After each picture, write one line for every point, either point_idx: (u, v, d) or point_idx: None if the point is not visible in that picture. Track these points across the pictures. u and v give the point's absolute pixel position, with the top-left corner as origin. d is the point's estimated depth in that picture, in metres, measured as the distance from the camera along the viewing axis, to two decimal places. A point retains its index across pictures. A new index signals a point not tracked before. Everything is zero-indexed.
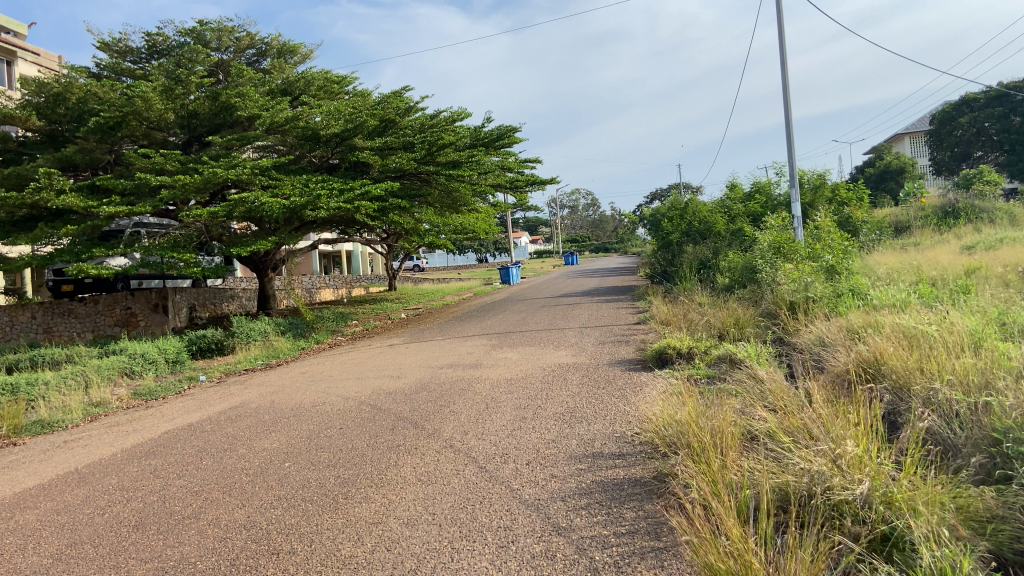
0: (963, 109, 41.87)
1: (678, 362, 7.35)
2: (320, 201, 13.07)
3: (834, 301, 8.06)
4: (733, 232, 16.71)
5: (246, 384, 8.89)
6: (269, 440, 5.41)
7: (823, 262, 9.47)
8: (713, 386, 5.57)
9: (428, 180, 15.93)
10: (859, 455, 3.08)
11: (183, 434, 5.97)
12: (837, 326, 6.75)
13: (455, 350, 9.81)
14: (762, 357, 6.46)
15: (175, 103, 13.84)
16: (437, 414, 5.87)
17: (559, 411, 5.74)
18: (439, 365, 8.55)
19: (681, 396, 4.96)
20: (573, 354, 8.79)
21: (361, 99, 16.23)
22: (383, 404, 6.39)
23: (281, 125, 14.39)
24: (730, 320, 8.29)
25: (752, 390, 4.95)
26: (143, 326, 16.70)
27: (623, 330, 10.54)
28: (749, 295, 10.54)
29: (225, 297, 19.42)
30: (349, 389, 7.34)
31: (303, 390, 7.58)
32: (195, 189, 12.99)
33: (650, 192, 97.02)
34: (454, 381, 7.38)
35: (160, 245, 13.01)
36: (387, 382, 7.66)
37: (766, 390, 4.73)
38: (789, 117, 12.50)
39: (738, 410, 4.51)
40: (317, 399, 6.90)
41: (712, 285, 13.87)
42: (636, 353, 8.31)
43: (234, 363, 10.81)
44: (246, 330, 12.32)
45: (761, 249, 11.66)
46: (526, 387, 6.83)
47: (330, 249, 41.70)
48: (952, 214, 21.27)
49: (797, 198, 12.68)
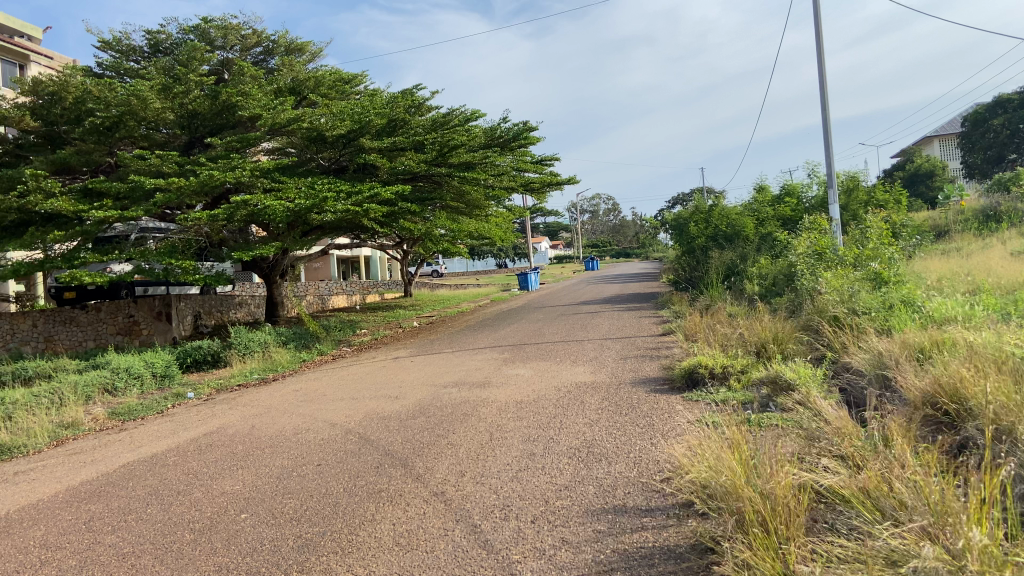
0: (997, 109, 40.56)
1: (712, 384, 6.48)
2: (326, 204, 12.25)
3: (885, 313, 7.16)
4: (763, 236, 15.79)
5: (233, 403, 8.11)
6: (233, 480, 4.63)
7: (871, 269, 8.56)
8: (764, 424, 4.69)
9: (441, 182, 15.16)
10: (984, 544, 2.28)
11: (141, 470, 5.21)
12: (895, 346, 5.86)
13: (463, 365, 8.98)
14: (817, 387, 5.54)
15: (174, 102, 13.18)
16: (432, 448, 5.06)
17: (574, 445, 4.90)
18: (443, 383, 7.72)
19: (724, 437, 4.10)
20: (591, 371, 7.94)
21: (371, 97, 15.49)
22: (373, 433, 5.58)
23: (283, 125, 13.48)
24: (768, 334, 7.40)
25: (809, 430, 4.11)
26: (146, 334, 16.34)
27: (648, 343, 9.67)
28: (786, 305, 9.63)
29: (233, 304, 18.79)
30: (340, 412, 6.53)
31: (290, 413, 6.78)
32: (192, 192, 12.18)
33: (672, 197, 95.86)
34: (457, 404, 6.55)
35: (158, 251, 12.20)
36: (384, 404, 6.85)
37: (830, 430, 3.88)
38: (827, 113, 11.59)
39: (798, 457, 3.66)
40: (301, 426, 6.09)
41: (741, 294, 12.96)
42: (663, 372, 7.42)
43: (228, 377, 10.08)
44: (245, 340, 11.58)
45: (798, 256, 10.75)
46: (537, 412, 5.99)
47: (347, 254, 41.13)
48: (994, 217, 20.21)
49: (836, 199, 11.74)
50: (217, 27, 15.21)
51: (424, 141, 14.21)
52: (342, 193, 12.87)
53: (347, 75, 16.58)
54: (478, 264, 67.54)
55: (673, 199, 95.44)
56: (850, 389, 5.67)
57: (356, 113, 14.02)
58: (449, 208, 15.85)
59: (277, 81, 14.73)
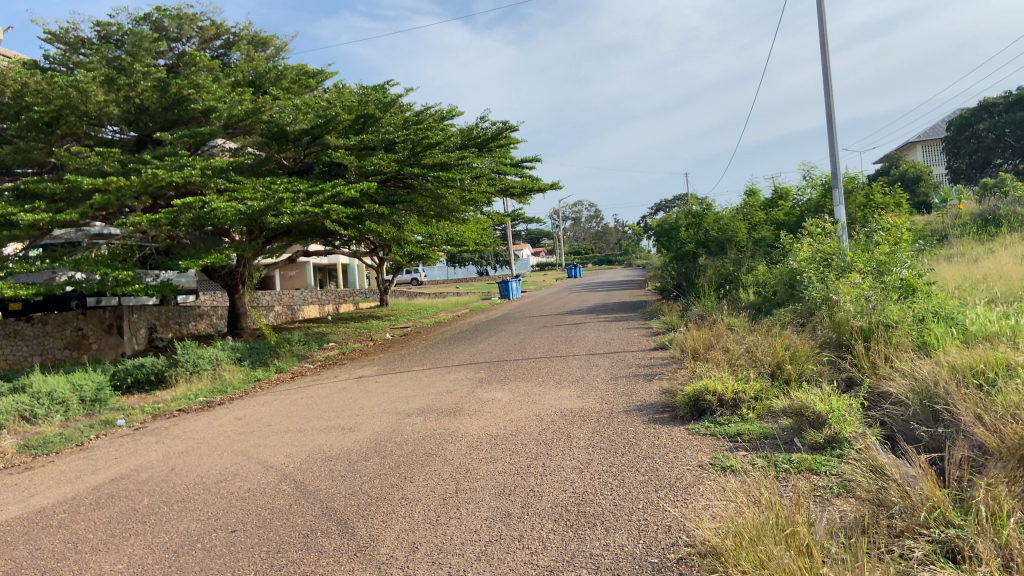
0: (983, 114, 39.89)
1: (722, 416, 5.49)
2: (284, 205, 11.11)
3: (916, 328, 6.21)
4: (756, 241, 14.86)
5: (164, 434, 7.00)
6: (116, 555, 3.58)
7: (889, 277, 7.64)
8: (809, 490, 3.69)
9: (414, 185, 14.10)
10: None
11: (13, 536, 4.12)
12: (941, 369, 4.90)
13: (433, 387, 7.88)
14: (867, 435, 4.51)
15: (119, 95, 12.02)
16: (382, 503, 4.02)
17: (562, 501, 3.87)
18: (407, 411, 6.64)
19: (769, 508, 3.08)
20: (579, 394, 6.93)
21: (338, 91, 14.43)
22: (311, 482, 4.52)
23: (241, 119, 12.55)
24: (783, 352, 6.40)
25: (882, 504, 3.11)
26: (95, 349, 15.15)
27: (641, 360, 8.68)
28: (793, 317, 8.65)
29: (193, 315, 17.66)
30: (279, 451, 5.44)
31: (221, 450, 5.70)
32: (135, 194, 11.00)
33: (654, 205, 95.09)
34: (420, 439, 5.48)
35: (95, 260, 10.85)
36: (335, 437, 5.79)
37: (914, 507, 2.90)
38: (832, 106, 10.68)
39: (878, 549, 2.67)
40: (228, 470, 5.02)
41: (737, 303, 12.01)
42: (661, 397, 6.39)
43: (169, 401, 8.99)
44: (193, 357, 10.45)
45: (802, 262, 9.78)
46: (515, 451, 4.96)
47: (323, 261, 39.78)
48: (992, 223, 19.46)
49: (841, 200, 10.81)
50: (173, 17, 14.01)
51: (394, 140, 13.22)
52: (301, 193, 11.72)
53: (315, 71, 15.44)
54: (458, 271, 66.36)
55: (655, 206, 94.78)
56: (898, 432, 4.68)
57: (321, 108, 12.98)
58: (422, 212, 14.80)
59: (237, 75, 13.63)
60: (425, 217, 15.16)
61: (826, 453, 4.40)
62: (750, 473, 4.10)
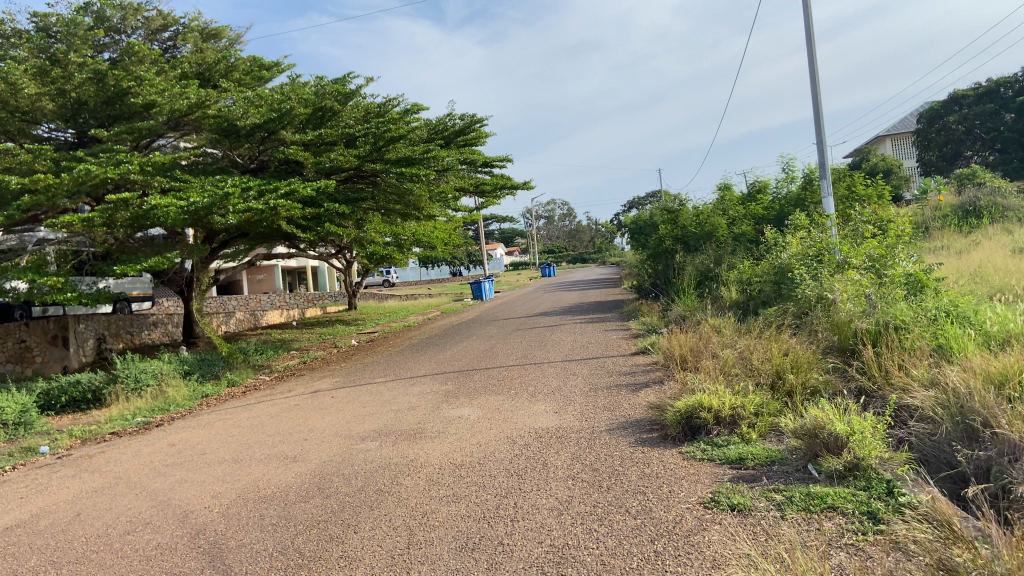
0: (952, 107, 39.78)
1: (720, 436, 4.79)
2: (229, 201, 10.29)
3: (929, 329, 5.54)
4: (737, 236, 14.24)
5: (85, 465, 6.14)
6: None
7: (891, 274, 7.00)
8: (843, 552, 2.99)
9: (377, 181, 13.29)
10: None
11: None
12: (972, 380, 4.22)
13: (394, 403, 7.10)
14: (896, 464, 3.83)
15: (53, 88, 11.08)
16: (313, 568, 3.24)
17: (536, 561, 3.12)
18: (361, 434, 5.85)
19: None
20: (555, 410, 6.19)
21: (293, 83, 13.55)
22: (233, 536, 3.74)
23: (187, 114, 11.66)
24: (783, 359, 5.71)
25: None
26: (39, 362, 14.21)
27: (621, 367, 7.99)
28: (785, 316, 7.97)
29: (146, 324, 16.72)
30: (205, 490, 4.66)
31: (138, 490, 4.90)
32: (67, 193, 10.08)
33: (628, 203, 94.72)
34: (374, 471, 4.72)
35: (23, 267, 9.90)
36: (274, 470, 5.01)
37: None
38: (818, 93, 10.07)
39: None
40: (140, 518, 4.23)
41: (719, 301, 11.34)
42: (648, 412, 5.68)
43: (102, 423, 8.13)
44: (134, 372, 9.57)
45: (793, 257, 9.10)
46: (480, 487, 4.21)
47: (290, 264, 38.58)
48: (972, 215, 19.07)
49: (829, 190, 10.19)
50: (116, 6, 13.00)
51: (354, 134, 12.42)
52: (251, 191, 10.87)
53: (271, 63, 14.54)
54: (431, 272, 65.38)
55: (627, 205, 94.29)
56: (927, 456, 3.99)
57: (274, 101, 12.13)
58: (386, 211, 13.99)
59: (183, 66, 12.72)
60: (389, 216, 14.36)
61: (851, 486, 3.70)
62: (765, 520, 3.39)
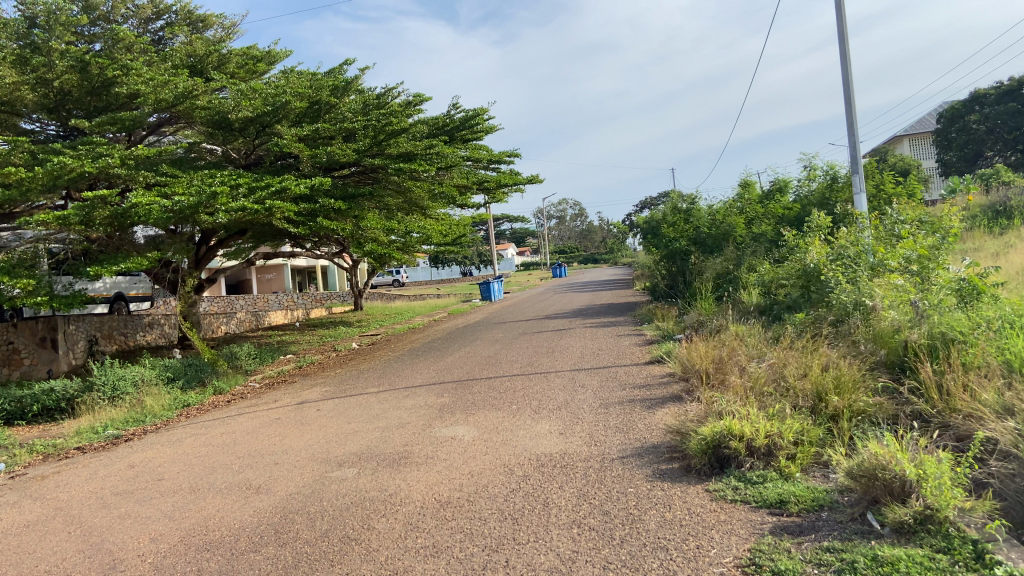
0: (974, 106, 38.67)
1: (755, 472, 4.04)
2: (218, 200, 9.62)
3: (995, 342, 4.76)
4: (758, 236, 13.43)
5: (29, 490, 5.45)
6: None
7: (939, 280, 6.22)
8: None
9: (377, 178, 12.57)
10: None
11: None
12: None
13: (382, 420, 6.37)
14: (980, 516, 3.07)
15: (32, 77, 10.44)
16: None
17: None
18: (341, 459, 5.15)
19: None
20: (560, 432, 5.46)
21: (290, 74, 12.92)
22: None
23: (176, 105, 11.00)
24: (823, 377, 4.95)
25: None
26: (27, 365, 13.37)
27: (635, 379, 7.25)
28: (818, 325, 7.20)
29: (141, 325, 16.15)
30: (148, 531, 3.97)
31: (74, 528, 4.21)
32: (42, 187, 9.43)
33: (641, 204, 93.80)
34: (345, 510, 4.00)
35: None
36: (233, 504, 4.30)
37: None
38: (849, 84, 9.30)
39: None
40: (60, 569, 3.53)
41: (740, 306, 10.56)
42: (667, 438, 4.95)
43: (69, 436, 7.47)
44: (113, 379, 8.90)
45: (822, 260, 8.32)
46: (466, 536, 3.48)
47: (299, 263, 38.09)
48: (1002, 216, 18.15)
49: (861, 187, 9.38)
50: None
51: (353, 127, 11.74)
52: (240, 184, 10.20)
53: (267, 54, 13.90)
54: (441, 272, 64.79)
55: (641, 205, 93.38)
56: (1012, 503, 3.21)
57: (267, 91, 11.47)
58: (386, 210, 13.28)
59: (174, 55, 12.08)
60: (389, 214, 13.64)
61: (925, 546, 2.95)
62: None
